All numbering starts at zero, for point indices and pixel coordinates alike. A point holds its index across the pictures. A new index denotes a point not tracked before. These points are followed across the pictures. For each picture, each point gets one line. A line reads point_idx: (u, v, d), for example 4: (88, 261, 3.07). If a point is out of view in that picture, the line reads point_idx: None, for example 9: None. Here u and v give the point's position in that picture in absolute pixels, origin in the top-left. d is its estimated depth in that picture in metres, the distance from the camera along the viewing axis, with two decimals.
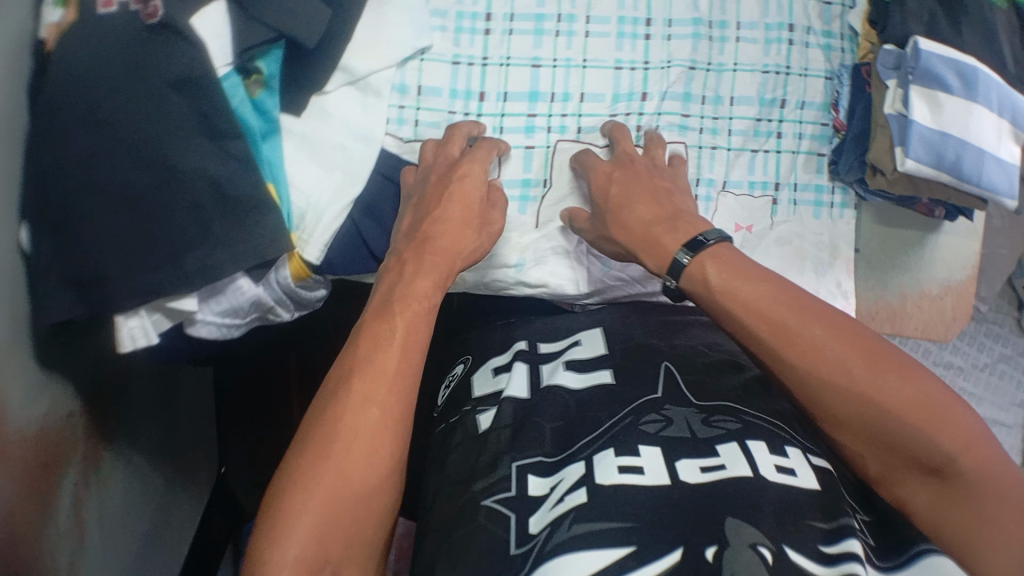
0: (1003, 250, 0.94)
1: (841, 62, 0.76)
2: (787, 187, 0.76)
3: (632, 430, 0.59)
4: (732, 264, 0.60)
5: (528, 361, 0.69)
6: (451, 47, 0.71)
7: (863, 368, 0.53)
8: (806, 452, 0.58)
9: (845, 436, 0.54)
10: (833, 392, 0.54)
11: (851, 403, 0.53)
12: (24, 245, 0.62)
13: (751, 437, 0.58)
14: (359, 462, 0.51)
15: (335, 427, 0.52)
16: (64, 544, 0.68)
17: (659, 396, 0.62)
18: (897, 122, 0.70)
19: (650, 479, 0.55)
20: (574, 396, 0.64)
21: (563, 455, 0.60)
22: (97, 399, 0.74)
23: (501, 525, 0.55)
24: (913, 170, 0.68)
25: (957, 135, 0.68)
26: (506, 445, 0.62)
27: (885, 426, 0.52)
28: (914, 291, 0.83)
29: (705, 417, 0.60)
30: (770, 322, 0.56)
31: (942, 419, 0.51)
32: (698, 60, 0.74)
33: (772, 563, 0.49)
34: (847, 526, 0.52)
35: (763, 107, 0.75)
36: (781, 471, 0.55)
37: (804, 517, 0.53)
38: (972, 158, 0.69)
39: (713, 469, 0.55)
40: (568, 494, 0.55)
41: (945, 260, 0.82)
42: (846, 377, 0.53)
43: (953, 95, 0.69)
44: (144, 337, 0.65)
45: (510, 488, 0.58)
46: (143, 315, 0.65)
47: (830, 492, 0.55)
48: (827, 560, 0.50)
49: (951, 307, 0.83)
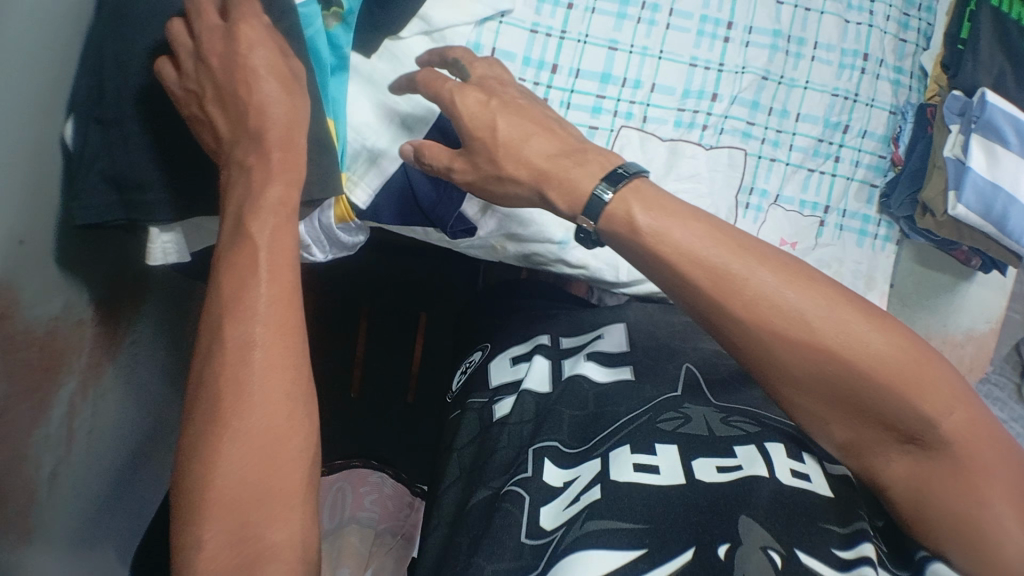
0: None
1: (907, 98, 0.81)
2: (837, 211, 0.80)
3: (649, 427, 0.59)
4: (650, 194, 0.53)
5: (550, 352, 0.70)
6: (531, 14, 0.69)
7: (822, 321, 0.49)
8: (823, 461, 0.58)
9: (807, 402, 0.51)
10: (789, 354, 0.50)
11: (823, 368, 0.49)
12: (67, 140, 0.61)
13: (769, 440, 0.58)
14: (273, 374, 0.48)
15: (224, 348, 0.48)
16: (51, 448, 0.67)
17: (677, 395, 0.63)
18: (953, 166, 0.72)
19: (666, 479, 0.55)
20: (594, 389, 0.65)
21: (581, 449, 0.61)
22: (108, 307, 0.73)
23: (516, 504, 0.56)
24: (961, 215, 0.71)
25: (1009, 189, 0.70)
26: (527, 435, 0.63)
27: (858, 386, 0.48)
28: (938, 334, 0.92)
29: (723, 417, 0.61)
30: (715, 273, 0.50)
31: (916, 372, 0.48)
32: (771, 71, 0.75)
33: (781, 565, 0.49)
34: (863, 531, 0.52)
35: (827, 129, 0.78)
36: (796, 476, 0.55)
37: (818, 520, 0.52)
38: (1022, 214, 0.70)
39: (731, 469, 0.56)
40: (583, 494, 0.56)
41: (972, 309, 0.92)
42: (802, 333, 0.49)
43: (1010, 150, 0.70)
44: (175, 253, 0.67)
45: (527, 471, 0.59)
46: (177, 232, 0.66)
47: (846, 498, 0.55)
48: (839, 563, 0.50)
49: (969, 355, 0.92)
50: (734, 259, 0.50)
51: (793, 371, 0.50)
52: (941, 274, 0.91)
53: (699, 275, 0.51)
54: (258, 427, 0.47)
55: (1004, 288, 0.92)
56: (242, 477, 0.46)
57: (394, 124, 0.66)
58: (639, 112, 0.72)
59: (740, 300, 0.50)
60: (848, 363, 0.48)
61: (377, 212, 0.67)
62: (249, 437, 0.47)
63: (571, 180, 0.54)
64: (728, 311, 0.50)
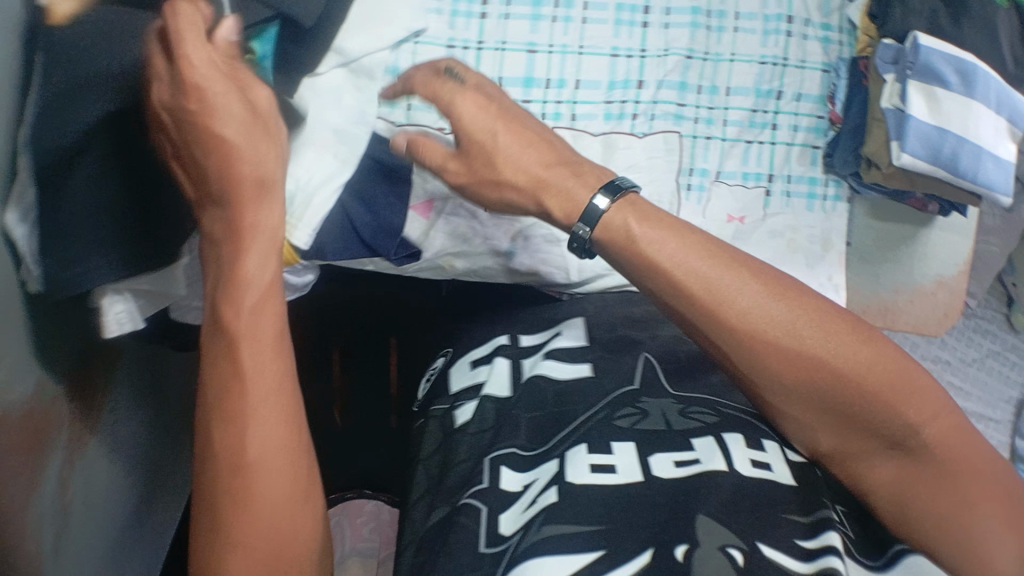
0: (995, 247, 0.93)
1: (839, 55, 0.83)
2: (781, 178, 0.83)
3: (608, 424, 0.62)
4: (638, 208, 0.56)
5: (510, 352, 0.71)
6: (446, 30, 0.73)
7: (814, 332, 0.54)
8: (783, 446, 0.61)
9: (801, 411, 0.55)
10: (783, 368, 0.53)
11: (819, 382, 0.53)
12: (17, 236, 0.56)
13: (728, 430, 0.61)
14: (271, 410, 0.53)
15: (221, 408, 0.52)
16: (48, 527, 0.68)
17: (636, 388, 0.66)
18: (894, 116, 0.69)
19: (624, 476, 0.58)
20: (553, 385, 0.67)
21: (540, 450, 0.63)
22: (81, 380, 0.73)
23: (474, 518, 0.58)
24: (909, 164, 0.68)
25: (956, 132, 0.67)
26: (488, 442, 0.64)
27: (846, 399, 0.53)
28: (906, 287, 0.89)
29: (681, 409, 0.64)
30: (705, 286, 0.54)
31: (898, 383, 0.53)
32: (695, 49, 0.78)
33: (743, 564, 0.51)
34: (826, 521, 0.55)
35: (759, 98, 0.81)
36: (756, 465, 0.58)
37: (781, 510, 0.56)
38: (970, 155, 0.68)
39: (687, 464, 0.59)
40: (541, 494, 0.58)
41: (937, 255, 0.88)
42: (795, 343, 0.53)
43: (952, 91, 0.68)
44: (130, 322, 0.65)
45: (482, 482, 0.61)
46: (129, 299, 0.65)
47: (806, 485, 0.58)
48: (805, 556, 0.52)
49: (943, 304, 0.89)
50: (731, 276, 0.54)
51: (783, 389, 0.55)
52: (895, 225, 0.87)
53: (687, 290, 0.54)
54: (266, 458, 0.52)
55: (967, 229, 0.88)
56: (265, 509, 0.51)
57: (329, 162, 0.65)
58: (566, 110, 0.74)
59: (736, 321, 0.54)
60: (842, 376, 0.53)
61: (320, 249, 0.66)
62: (263, 472, 0.51)
63: (570, 191, 0.56)
64: (729, 332, 0.54)
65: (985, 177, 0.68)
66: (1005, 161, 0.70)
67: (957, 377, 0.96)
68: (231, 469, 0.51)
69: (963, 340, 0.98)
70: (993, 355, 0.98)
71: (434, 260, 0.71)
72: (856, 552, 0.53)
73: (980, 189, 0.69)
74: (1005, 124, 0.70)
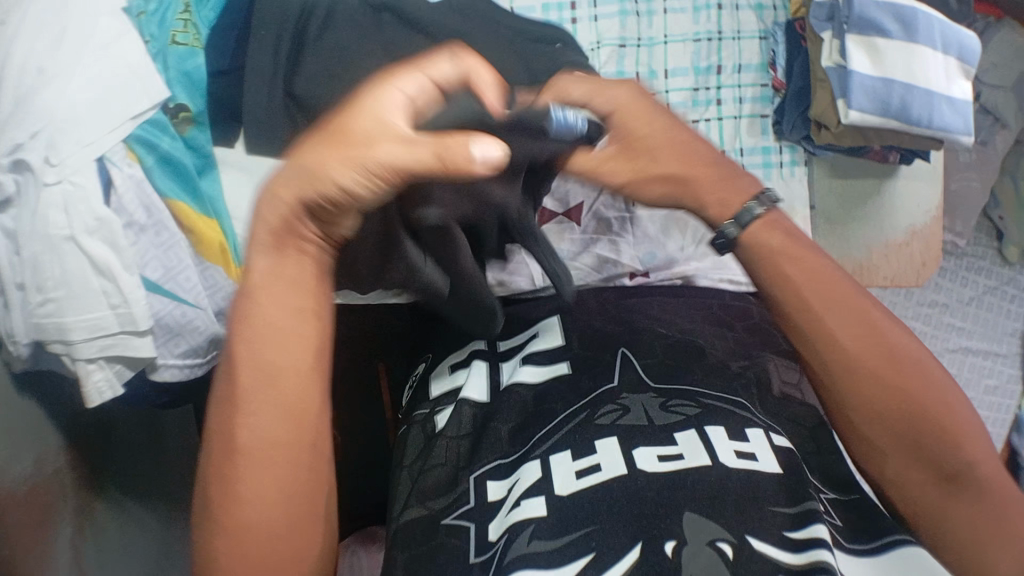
0: (974, 182, 0.92)
1: (772, 21, 0.83)
2: (733, 151, 0.82)
3: (588, 426, 0.60)
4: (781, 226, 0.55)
5: (488, 356, 0.70)
6: None
7: (882, 359, 0.52)
8: (768, 432, 0.59)
9: (867, 429, 0.52)
10: (854, 344, 0.52)
11: (872, 383, 0.51)
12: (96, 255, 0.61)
13: (709, 421, 0.59)
14: (276, 415, 0.44)
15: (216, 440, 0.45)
16: None
17: (615, 386, 0.63)
18: (837, 74, 0.67)
19: (609, 471, 0.56)
20: (525, 394, 0.65)
21: (516, 454, 0.61)
22: (80, 449, 0.75)
23: (462, 537, 0.56)
24: (857, 121, 0.66)
25: (902, 80, 0.66)
26: (466, 457, 0.63)
27: (908, 405, 0.51)
28: (879, 243, 0.81)
29: (663, 402, 0.61)
30: (796, 294, 0.54)
31: (939, 397, 0.51)
32: (627, 36, 0.82)
33: (732, 557, 0.50)
34: (813, 512, 0.53)
35: (699, 76, 0.82)
36: (742, 456, 0.56)
37: (768, 504, 0.54)
38: (921, 101, 0.66)
39: (670, 458, 0.56)
40: (523, 499, 0.56)
41: (907, 205, 0.82)
42: (869, 366, 0.52)
43: (891, 39, 0.66)
44: (110, 389, 0.67)
45: (468, 500, 0.59)
46: (105, 367, 0.66)
47: (792, 472, 0.56)
48: (793, 547, 0.51)
49: (920, 253, 0.81)
50: (822, 304, 0.53)
51: (864, 381, 0.52)
52: (857, 181, 0.82)
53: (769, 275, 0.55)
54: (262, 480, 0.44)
55: (935, 173, 0.82)
56: (242, 537, 0.44)
57: None
58: None
59: (824, 309, 0.53)
60: (904, 375, 0.51)
61: None
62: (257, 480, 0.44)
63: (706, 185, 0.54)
64: (821, 311, 0.53)
65: (941, 120, 0.66)
66: (961, 101, 0.68)
67: (954, 319, 1.01)
68: (221, 465, 0.44)
69: (954, 281, 1.01)
70: (988, 291, 1.01)
71: (396, 284, 0.73)
72: (841, 540, 0.54)
73: (938, 134, 0.67)
74: (953, 61, 0.68)
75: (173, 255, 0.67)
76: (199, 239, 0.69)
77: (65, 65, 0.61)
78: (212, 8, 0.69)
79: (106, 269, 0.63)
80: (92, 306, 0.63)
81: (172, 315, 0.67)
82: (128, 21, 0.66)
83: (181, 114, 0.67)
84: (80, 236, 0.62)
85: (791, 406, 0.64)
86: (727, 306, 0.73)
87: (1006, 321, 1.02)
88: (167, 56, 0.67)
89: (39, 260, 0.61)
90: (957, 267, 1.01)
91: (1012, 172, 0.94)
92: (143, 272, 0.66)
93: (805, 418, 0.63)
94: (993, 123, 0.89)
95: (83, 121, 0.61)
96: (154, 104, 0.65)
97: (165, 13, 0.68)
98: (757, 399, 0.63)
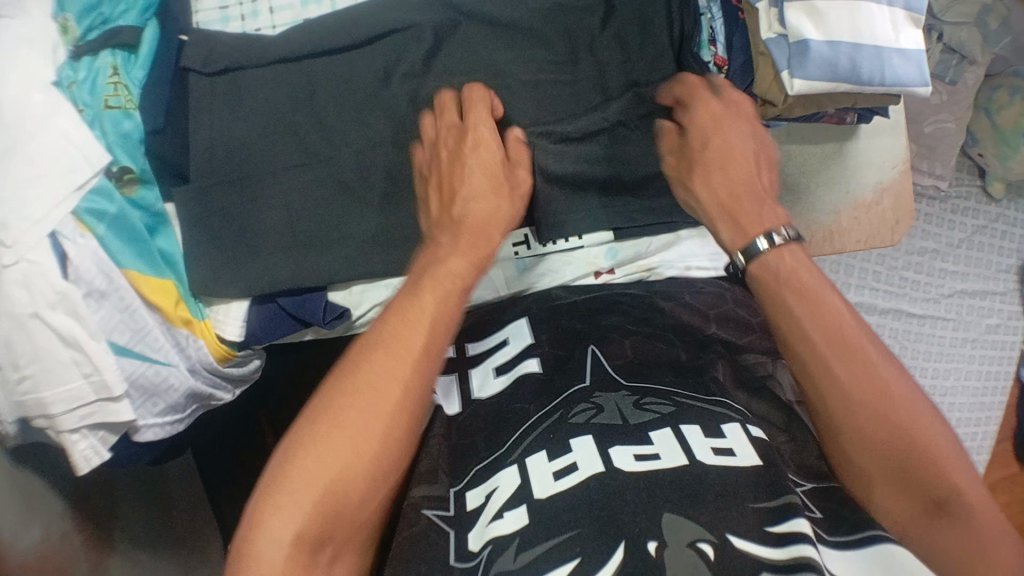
0: (948, 123, 0.92)
1: None
2: None
3: (564, 425, 0.58)
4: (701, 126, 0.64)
5: (459, 366, 0.70)
6: None
7: (875, 410, 0.51)
8: (744, 424, 0.58)
9: (865, 462, 0.51)
10: (871, 423, 0.51)
11: (866, 415, 0.51)
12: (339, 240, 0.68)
13: (684, 421, 0.58)
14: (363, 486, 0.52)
15: (351, 394, 0.53)
16: None
17: (587, 384, 0.62)
18: (779, 44, 0.65)
19: (584, 472, 0.54)
20: (490, 401, 0.64)
21: (491, 457, 0.60)
22: (87, 506, 0.77)
23: (443, 541, 0.56)
24: (805, 89, 0.64)
25: (849, 39, 0.63)
26: (447, 466, 0.62)
27: (851, 369, 0.52)
28: (846, 206, 0.73)
29: (636, 400, 0.60)
30: (834, 330, 0.53)
31: (913, 409, 0.51)
32: None
33: (714, 559, 0.49)
34: (792, 505, 0.52)
35: None
36: (719, 453, 0.55)
37: (746, 500, 0.52)
38: (870, 58, 0.64)
39: (647, 457, 0.55)
40: (505, 510, 0.55)
41: (870, 163, 0.73)
42: (869, 413, 0.51)
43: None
44: (98, 455, 0.68)
45: (449, 509, 0.59)
46: (89, 434, 0.67)
47: (771, 465, 0.55)
48: (773, 542, 0.50)
49: (892, 210, 0.73)
50: (829, 347, 0.53)
51: (876, 434, 0.51)
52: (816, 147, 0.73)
53: (788, 285, 0.56)
54: (347, 453, 0.52)
55: (897, 125, 0.73)
56: (319, 469, 0.51)
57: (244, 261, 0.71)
58: None
59: (836, 350, 0.53)
60: (902, 417, 0.51)
61: (254, 335, 0.70)
62: (323, 469, 0.51)
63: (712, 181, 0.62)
64: (829, 355, 0.53)
65: (893, 75, 0.64)
66: (913, 52, 0.65)
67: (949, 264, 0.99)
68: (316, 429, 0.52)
69: (943, 224, 1.00)
70: (978, 230, 1.00)
71: (366, 314, 0.71)
72: (824, 533, 0.52)
73: (893, 88, 0.65)
74: (900, 11, 0.65)
75: (138, 317, 0.67)
76: (162, 309, 0.68)
77: (6, 145, 0.62)
78: (143, 64, 0.67)
79: (72, 340, 0.63)
80: (65, 377, 0.64)
81: (147, 376, 0.68)
82: (60, 95, 0.64)
83: (126, 176, 0.67)
84: (43, 310, 0.62)
85: (759, 399, 0.64)
86: (699, 293, 0.73)
87: (1000, 258, 1.01)
88: (103, 122, 0.66)
89: (9, 338, 0.62)
90: (947, 210, 1.00)
91: (985, 104, 0.95)
92: (110, 337, 0.66)
93: (772, 411, 0.64)
94: (960, 61, 0.88)
95: (30, 200, 0.62)
96: (96, 171, 0.64)
97: (95, 77, 0.66)
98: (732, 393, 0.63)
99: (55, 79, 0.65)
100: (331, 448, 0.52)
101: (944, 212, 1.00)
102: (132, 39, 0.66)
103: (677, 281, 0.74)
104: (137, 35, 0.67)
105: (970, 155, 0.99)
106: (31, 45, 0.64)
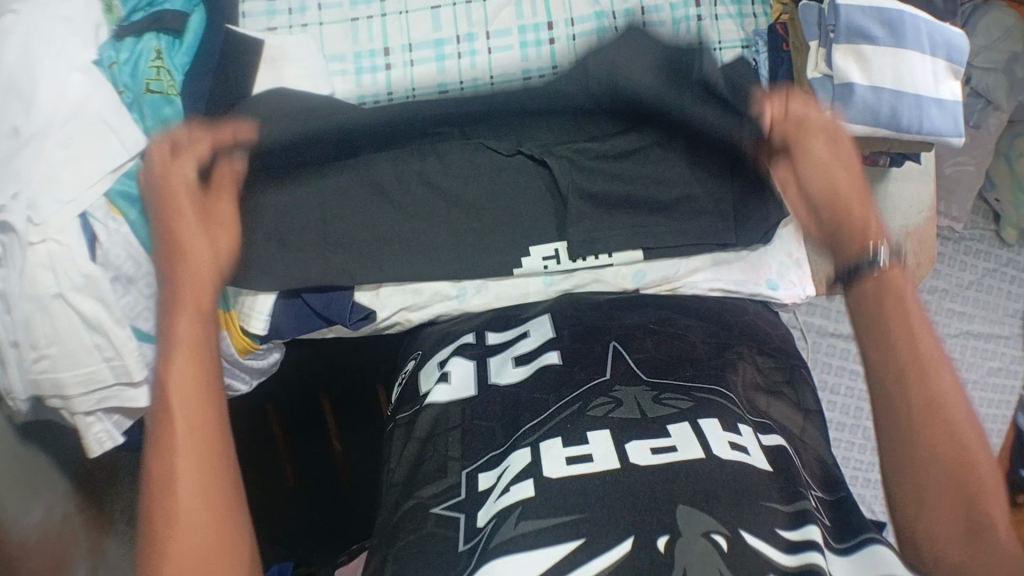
0: (969, 166, 0.94)
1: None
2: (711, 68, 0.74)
3: (582, 416, 0.58)
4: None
5: (474, 351, 0.69)
6: None
7: (880, 294, 0.51)
8: (757, 430, 0.58)
9: (872, 376, 0.50)
10: (874, 324, 0.51)
11: (870, 312, 0.51)
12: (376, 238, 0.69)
13: (702, 414, 0.57)
14: (239, 521, 0.47)
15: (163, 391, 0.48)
16: None
17: (607, 378, 0.61)
18: (823, 85, 0.66)
19: (600, 465, 0.53)
20: (510, 390, 0.63)
21: (508, 444, 0.59)
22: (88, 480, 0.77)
23: (452, 528, 0.54)
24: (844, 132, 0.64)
25: (891, 87, 0.64)
26: (458, 449, 0.61)
27: (870, 265, 0.52)
28: None
29: (655, 396, 0.59)
30: (842, 208, 0.56)
31: (908, 297, 0.51)
32: None
33: (726, 550, 0.47)
34: (807, 511, 0.51)
35: None
36: (733, 450, 0.54)
37: (762, 499, 0.51)
38: (910, 108, 0.64)
39: (664, 451, 0.54)
40: (513, 484, 0.53)
41: (897, 209, 0.73)
42: (874, 307, 0.51)
43: (879, 46, 0.64)
44: (111, 439, 0.68)
45: (461, 492, 0.57)
46: (104, 418, 0.67)
47: (783, 475, 0.54)
48: (787, 547, 0.48)
49: (914, 253, 0.75)
50: (848, 241, 0.54)
51: (874, 365, 0.50)
52: None
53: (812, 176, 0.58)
54: (190, 459, 0.46)
55: (927, 174, 0.74)
56: (178, 495, 0.45)
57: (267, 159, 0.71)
58: None
59: (849, 232, 0.55)
60: (901, 304, 0.51)
61: (278, 328, 0.70)
62: (181, 488, 0.45)
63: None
64: (841, 227, 0.55)
65: (931, 125, 0.65)
66: (950, 103, 0.66)
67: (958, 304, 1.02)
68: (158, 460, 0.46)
69: (954, 265, 1.03)
70: (989, 273, 1.02)
71: (390, 317, 0.72)
72: (832, 540, 0.52)
73: (928, 137, 0.65)
74: (941, 62, 0.66)
75: None
76: None
77: (41, 123, 0.61)
78: (187, 51, 0.68)
79: (97, 325, 0.62)
80: (85, 360, 0.62)
81: None
82: (100, 75, 0.64)
83: None
84: (68, 293, 0.60)
85: (776, 404, 0.64)
86: (721, 305, 0.73)
87: (1008, 302, 1.02)
88: (143, 106, 0.66)
89: (29, 317, 0.60)
90: (961, 251, 1.03)
91: (1005, 152, 0.97)
92: (134, 323, 0.65)
93: (789, 422, 0.64)
94: (984, 107, 0.89)
95: (63, 180, 0.61)
96: (132, 155, 0.65)
97: (137, 60, 0.66)
98: (749, 401, 0.63)
99: (94, 59, 0.65)
100: (175, 471, 0.45)
101: (955, 254, 1.02)
102: (175, 24, 0.68)
103: (697, 295, 0.74)
104: (181, 21, 0.68)
105: (986, 199, 1.02)
106: (70, 25, 0.64)
